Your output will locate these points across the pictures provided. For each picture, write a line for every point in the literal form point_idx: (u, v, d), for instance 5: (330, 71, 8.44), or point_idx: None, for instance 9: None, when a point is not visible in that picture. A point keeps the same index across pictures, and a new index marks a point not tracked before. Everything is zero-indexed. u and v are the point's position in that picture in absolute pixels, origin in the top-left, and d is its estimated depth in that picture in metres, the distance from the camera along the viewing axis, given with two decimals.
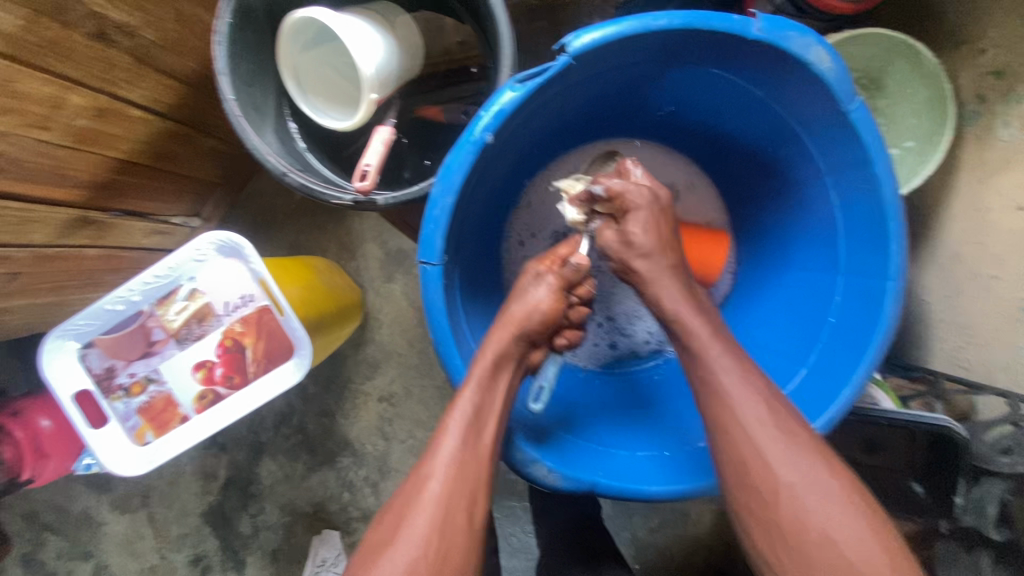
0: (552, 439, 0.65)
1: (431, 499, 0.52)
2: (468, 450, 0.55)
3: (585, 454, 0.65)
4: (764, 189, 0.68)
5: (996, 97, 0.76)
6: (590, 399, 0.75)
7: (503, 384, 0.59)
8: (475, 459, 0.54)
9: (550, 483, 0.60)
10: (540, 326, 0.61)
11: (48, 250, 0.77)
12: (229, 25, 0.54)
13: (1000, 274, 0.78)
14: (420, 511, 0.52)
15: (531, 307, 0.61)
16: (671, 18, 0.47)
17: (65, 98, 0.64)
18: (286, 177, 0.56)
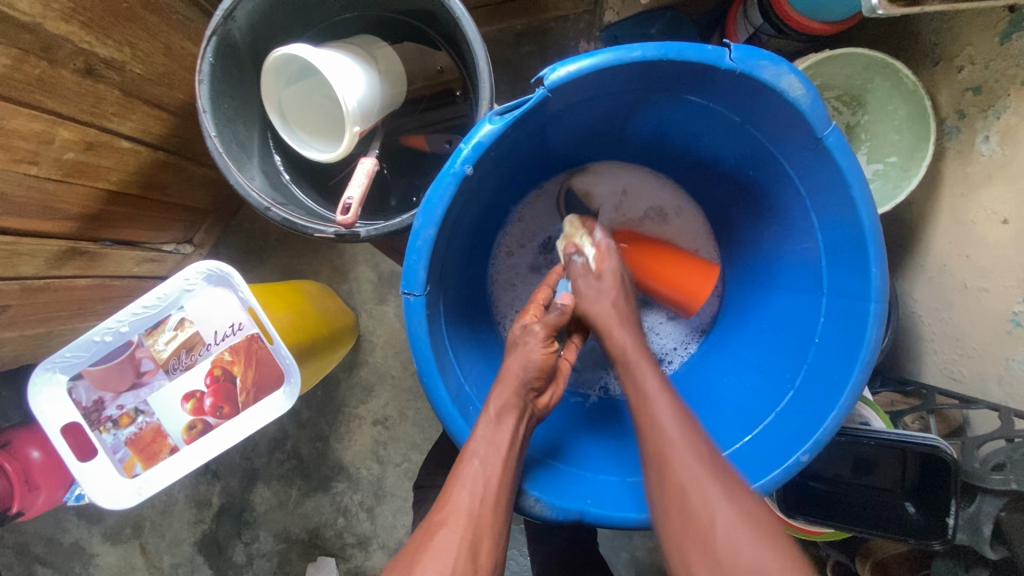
0: (541, 463, 0.65)
1: (436, 553, 0.49)
2: (476, 499, 0.52)
3: (573, 479, 0.64)
4: (746, 210, 0.68)
5: (975, 113, 0.77)
6: (594, 431, 0.74)
7: (508, 429, 0.55)
8: (483, 511, 0.51)
9: (538, 513, 0.60)
10: (540, 374, 0.59)
11: (37, 281, 0.77)
12: (210, 64, 0.54)
13: (987, 287, 0.78)
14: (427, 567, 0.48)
15: (523, 360, 0.59)
16: (645, 50, 0.47)
17: (54, 133, 0.65)
18: (268, 212, 0.57)
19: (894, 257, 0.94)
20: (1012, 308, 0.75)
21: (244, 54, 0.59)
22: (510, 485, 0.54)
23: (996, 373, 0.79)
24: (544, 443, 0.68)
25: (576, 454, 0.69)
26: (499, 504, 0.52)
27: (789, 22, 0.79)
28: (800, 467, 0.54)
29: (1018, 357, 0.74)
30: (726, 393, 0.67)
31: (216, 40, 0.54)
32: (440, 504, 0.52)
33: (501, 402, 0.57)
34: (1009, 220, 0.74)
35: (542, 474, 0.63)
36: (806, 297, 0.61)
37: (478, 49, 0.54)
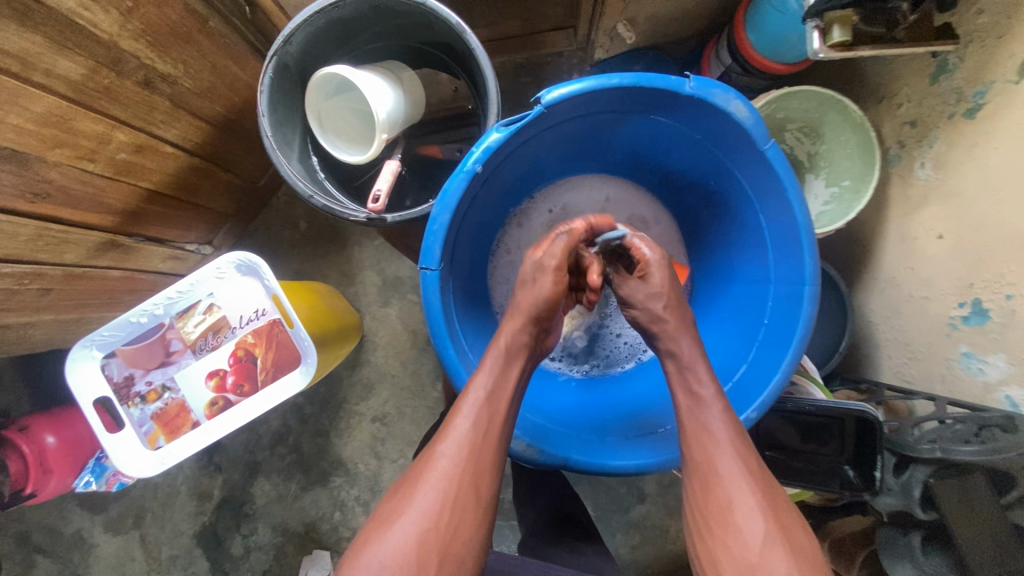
0: (530, 419, 0.73)
1: (438, 475, 0.60)
2: (476, 432, 0.62)
3: (561, 436, 0.72)
4: (711, 214, 0.77)
5: (912, 144, 0.89)
6: (577, 399, 0.82)
7: (514, 372, 0.67)
8: (482, 443, 0.62)
9: (529, 456, 0.68)
10: (549, 306, 0.68)
11: (77, 269, 0.85)
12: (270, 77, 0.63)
13: (928, 295, 0.88)
14: (432, 486, 0.60)
15: (535, 294, 0.68)
16: (623, 78, 0.57)
17: (111, 135, 0.74)
18: (311, 199, 0.63)
19: (852, 271, 1.05)
20: (949, 313, 0.85)
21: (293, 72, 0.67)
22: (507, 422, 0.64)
23: (939, 372, 0.88)
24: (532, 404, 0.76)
25: (564, 418, 0.77)
26: (497, 437, 0.63)
27: (754, 63, 0.91)
28: (749, 424, 0.63)
29: (955, 356, 0.84)
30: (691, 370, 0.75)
31: (277, 59, 0.63)
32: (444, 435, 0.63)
33: (510, 342, 0.68)
34: (943, 236, 0.85)
35: (532, 425, 0.71)
36: (759, 286, 0.70)
37: (488, 71, 0.63)
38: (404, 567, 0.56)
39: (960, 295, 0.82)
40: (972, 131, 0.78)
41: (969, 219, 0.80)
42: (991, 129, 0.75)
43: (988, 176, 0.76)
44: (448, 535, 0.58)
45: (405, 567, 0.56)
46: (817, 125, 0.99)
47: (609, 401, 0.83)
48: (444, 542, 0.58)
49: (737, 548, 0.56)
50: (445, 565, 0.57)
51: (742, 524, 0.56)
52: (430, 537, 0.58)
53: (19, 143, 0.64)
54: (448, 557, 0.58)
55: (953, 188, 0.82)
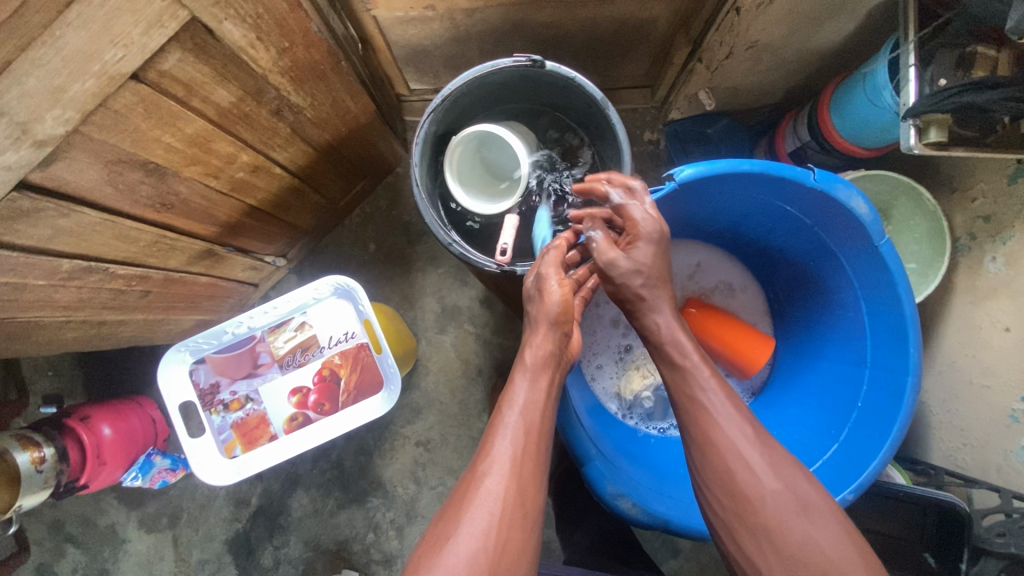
0: (631, 479, 0.75)
1: (482, 499, 0.62)
2: (513, 451, 0.64)
3: (649, 493, 0.74)
4: (806, 295, 0.78)
5: (984, 237, 0.92)
6: (664, 454, 0.84)
7: (543, 383, 0.69)
8: (521, 462, 0.64)
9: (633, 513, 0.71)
10: (564, 311, 0.70)
11: (176, 274, 0.89)
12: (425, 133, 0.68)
13: (991, 384, 0.90)
14: (476, 509, 0.61)
15: (547, 303, 0.70)
16: (755, 166, 0.60)
17: (237, 156, 0.78)
18: (450, 247, 0.68)
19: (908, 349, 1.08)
20: (1012, 406, 0.87)
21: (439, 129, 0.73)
22: (539, 438, 0.66)
23: (995, 462, 0.89)
24: (615, 458, 0.76)
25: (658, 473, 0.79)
26: (533, 453, 0.65)
27: (833, 143, 0.95)
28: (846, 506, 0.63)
29: (1017, 448, 0.85)
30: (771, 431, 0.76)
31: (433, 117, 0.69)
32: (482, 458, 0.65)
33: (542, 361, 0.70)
34: (1011, 329, 0.87)
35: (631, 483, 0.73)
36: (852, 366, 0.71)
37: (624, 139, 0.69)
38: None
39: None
40: None
41: None
42: None
43: None
44: (499, 554, 0.60)
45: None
46: (886, 207, 1.03)
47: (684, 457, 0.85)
48: (494, 561, 0.60)
49: (749, 507, 0.57)
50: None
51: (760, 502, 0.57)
52: (480, 559, 0.59)
53: (165, 159, 0.68)
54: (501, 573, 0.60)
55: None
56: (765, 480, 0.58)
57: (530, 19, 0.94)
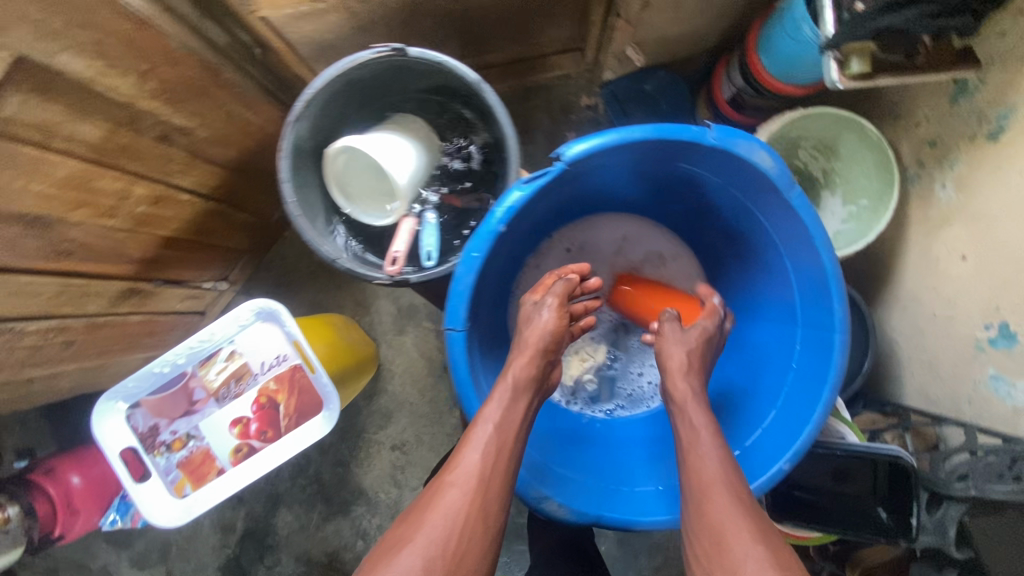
0: (565, 477, 0.71)
1: (447, 505, 0.57)
2: (488, 462, 0.59)
3: (581, 491, 0.70)
4: (737, 255, 0.73)
5: (932, 164, 0.88)
6: (603, 442, 0.80)
7: (521, 406, 0.64)
8: (493, 476, 0.58)
9: (560, 515, 0.66)
10: (554, 339, 0.68)
11: (99, 318, 0.86)
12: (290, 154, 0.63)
13: (955, 315, 0.87)
14: (438, 515, 0.56)
15: (540, 329, 0.68)
16: (642, 132, 0.55)
17: (130, 191, 0.74)
18: (337, 263, 0.64)
19: (871, 288, 1.04)
20: (975, 336, 0.83)
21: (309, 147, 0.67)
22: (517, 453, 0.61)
23: (966, 393, 0.85)
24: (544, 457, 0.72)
25: (594, 467, 0.75)
26: (508, 470, 0.60)
27: (767, 86, 0.90)
28: (783, 476, 0.59)
29: (983, 378, 0.82)
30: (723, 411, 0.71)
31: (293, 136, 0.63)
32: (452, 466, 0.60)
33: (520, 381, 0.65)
34: (967, 257, 0.83)
35: (561, 482, 0.70)
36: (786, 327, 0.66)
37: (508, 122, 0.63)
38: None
39: (986, 317, 0.81)
40: (995, 153, 0.77)
41: (995, 241, 0.78)
42: (1012, 152, 0.74)
43: (1013, 198, 0.75)
44: (456, 564, 0.55)
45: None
46: (832, 142, 0.98)
47: (628, 446, 0.80)
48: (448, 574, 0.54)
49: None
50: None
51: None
52: (437, 565, 0.54)
53: (43, 207, 0.64)
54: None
55: (978, 209, 0.81)
56: (756, 557, 0.51)
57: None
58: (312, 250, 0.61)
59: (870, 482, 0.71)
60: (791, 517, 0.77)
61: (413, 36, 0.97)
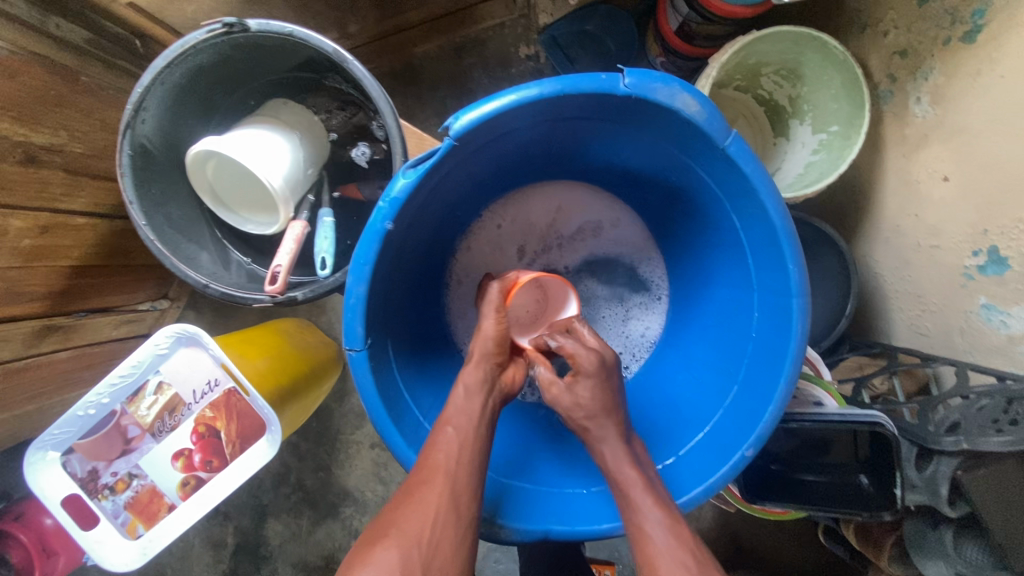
0: (514, 489, 0.65)
1: (420, 499, 0.51)
2: (455, 457, 0.54)
3: (535, 500, 0.64)
4: (680, 216, 0.65)
5: (904, 76, 0.78)
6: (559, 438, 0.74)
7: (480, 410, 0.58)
8: (461, 467, 0.53)
9: (507, 538, 0.60)
10: (497, 346, 0.62)
11: (17, 362, 0.79)
12: (128, 165, 0.55)
13: (938, 245, 0.79)
14: (413, 510, 0.50)
15: (482, 336, 0.62)
16: (542, 88, 0.46)
17: (6, 224, 0.66)
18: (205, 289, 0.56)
19: (850, 221, 0.96)
20: (963, 264, 0.76)
21: (158, 151, 0.59)
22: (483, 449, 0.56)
23: (957, 325, 0.78)
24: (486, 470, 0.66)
25: (546, 469, 0.69)
26: (475, 465, 0.54)
27: (716, 11, 0.80)
28: (747, 463, 0.53)
29: (973, 308, 0.75)
30: (688, 387, 0.64)
31: (129, 144, 0.55)
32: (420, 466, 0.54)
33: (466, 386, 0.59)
34: (950, 177, 0.75)
35: (508, 497, 0.63)
36: (740, 292, 0.59)
37: (380, 97, 0.54)
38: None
39: (974, 243, 0.73)
40: (973, 56, 0.68)
41: (981, 157, 0.70)
42: (994, 53, 0.66)
43: (997, 106, 0.67)
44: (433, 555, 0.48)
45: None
46: (794, 66, 0.87)
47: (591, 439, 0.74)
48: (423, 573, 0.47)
49: None
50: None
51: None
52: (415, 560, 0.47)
53: None
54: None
55: (958, 123, 0.72)
56: None
57: None
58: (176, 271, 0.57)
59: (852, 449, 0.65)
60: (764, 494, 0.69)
61: (309, 3, 0.85)
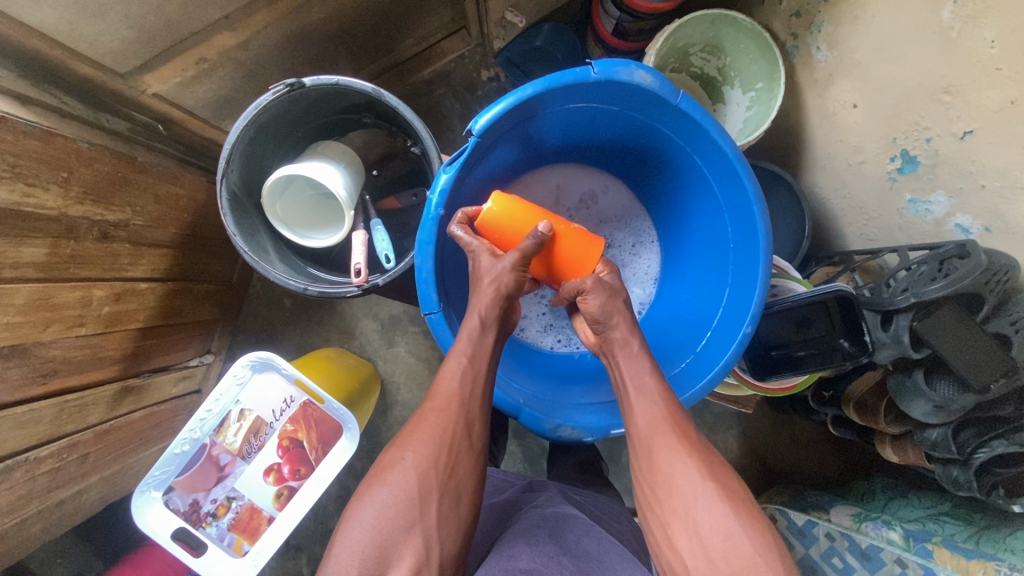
0: (573, 408, 0.78)
1: (430, 427, 0.62)
2: (460, 385, 0.65)
3: (590, 409, 0.78)
4: (654, 170, 0.78)
5: (803, 31, 0.96)
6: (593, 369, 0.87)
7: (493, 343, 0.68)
8: (468, 398, 0.64)
9: (576, 437, 0.74)
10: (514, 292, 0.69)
11: (104, 424, 0.88)
12: (228, 206, 0.64)
13: (864, 159, 0.95)
14: (423, 435, 0.61)
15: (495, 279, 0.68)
16: (534, 86, 0.60)
17: (91, 295, 0.76)
18: (307, 291, 0.65)
19: (794, 159, 1.11)
20: (886, 171, 0.91)
21: (243, 195, 0.68)
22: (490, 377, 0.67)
23: (896, 223, 0.94)
24: (541, 392, 0.79)
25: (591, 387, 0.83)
26: (482, 394, 0.66)
27: (643, 10, 0.97)
28: (749, 338, 0.66)
29: (903, 205, 0.91)
30: (694, 303, 0.77)
31: (227, 190, 0.64)
32: (428, 397, 0.66)
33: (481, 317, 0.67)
34: (857, 104, 0.91)
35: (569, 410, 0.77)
36: (715, 216, 0.72)
37: (416, 121, 0.66)
38: (407, 509, 0.58)
39: (889, 151, 0.89)
40: (847, 7, 0.86)
41: (875, 83, 0.87)
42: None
43: (874, 41, 0.84)
44: (447, 475, 0.61)
45: (405, 506, 0.58)
46: (715, 42, 1.04)
47: None
48: (444, 480, 0.60)
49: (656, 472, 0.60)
50: (446, 544, 0.58)
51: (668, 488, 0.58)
52: (431, 478, 0.60)
53: (17, 337, 0.67)
54: (449, 495, 0.60)
55: (851, 59, 0.89)
56: (678, 465, 0.59)
57: (310, 32, 0.90)
58: (281, 286, 0.65)
59: (828, 320, 0.78)
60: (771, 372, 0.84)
61: (303, 66, 0.98)
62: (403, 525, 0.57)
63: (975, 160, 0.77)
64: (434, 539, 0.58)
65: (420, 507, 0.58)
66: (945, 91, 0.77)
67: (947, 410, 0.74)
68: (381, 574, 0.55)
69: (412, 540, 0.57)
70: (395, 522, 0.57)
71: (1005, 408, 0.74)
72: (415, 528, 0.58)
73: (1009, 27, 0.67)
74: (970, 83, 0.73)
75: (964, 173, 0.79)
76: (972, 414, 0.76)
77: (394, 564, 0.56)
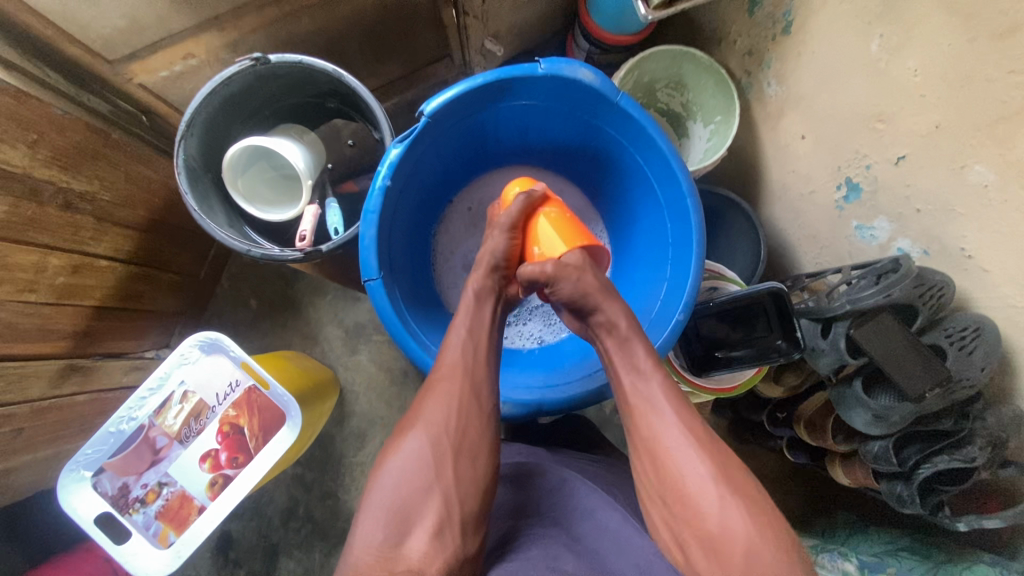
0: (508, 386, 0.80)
1: (442, 393, 0.63)
2: (465, 352, 0.67)
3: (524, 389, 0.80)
4: (604, 174, 0.84)
5: (756, 69, 1.03)
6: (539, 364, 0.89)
7: (464, 324, 0.69)
8: (473, 366, 0.66)
9: (506, 412, 0.76)
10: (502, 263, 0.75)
11: (44, 401, 0.86)
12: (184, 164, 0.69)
13: (815, 188, 0.99)
14: (435, 403, 0.62)
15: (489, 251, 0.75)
16: (486, 75, 0.66)
17: (46, 261, 0.77)
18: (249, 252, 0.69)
19: (753, 190, 1.16)
20: (835, 199, 0.95)
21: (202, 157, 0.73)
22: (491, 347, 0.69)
23: (846, 250, 0.97)
24: None
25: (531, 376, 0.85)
26: (484, 369, 0.67)
27: (610, 42, 1.05)
28: (681, 324, 0.69)
29: (851, 232, 0.94)
30: (636, 296, 0.81)
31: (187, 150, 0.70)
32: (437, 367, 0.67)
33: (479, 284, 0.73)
34: (805, 135, 0.97)
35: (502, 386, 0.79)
36: (656, 213, 0.77)
37: (374, 102, 0.70)
38: (424, 471, 0.58)
39: (835, 179, 0.94)
40: (792, 45, 0.94)
41: (819, 115, 0.93)
42: (804, 39, 0.91)
43: (817, 76, 0.91)
44: (460, 437, 0.61)
45: (422, 468, 0.59)
46: (679, 77, 1.11)
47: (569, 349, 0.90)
48: (456, 442, 0.61)
49: (676, 485, 0.58)
50: (466, 499, 0.58)
51: (692, 499, 0.56)
52: (444, 441, 0.60)
53: None
54: (465, 455, 0.60)
55: (798, 93, 0.95)
56: (700, 471, 0.57)
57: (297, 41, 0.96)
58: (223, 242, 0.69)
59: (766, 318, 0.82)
60: (707, 369, 0.88)
61: None
62: (421, 486, 0.58)
63: (910, 185, 0.81)
64: (453, 497, 0.58)
65: (437, 468, 0.59)
66: (878, 120, 0.83)
67: (885, 421, 0.75)
68: (402, 538, 0.55)
69: (431, 500, 0.57)
70: (414, 490, 0.57)
71: (944, 423, 0.75)
72: (434, 488, 0.58)
73: (928, 58, 0.73)
74: (901, 111, 0.79)
75: (900, 198, 0.83)
76: (913, 428, 0.77)
77: (416, 523, 0.56)
